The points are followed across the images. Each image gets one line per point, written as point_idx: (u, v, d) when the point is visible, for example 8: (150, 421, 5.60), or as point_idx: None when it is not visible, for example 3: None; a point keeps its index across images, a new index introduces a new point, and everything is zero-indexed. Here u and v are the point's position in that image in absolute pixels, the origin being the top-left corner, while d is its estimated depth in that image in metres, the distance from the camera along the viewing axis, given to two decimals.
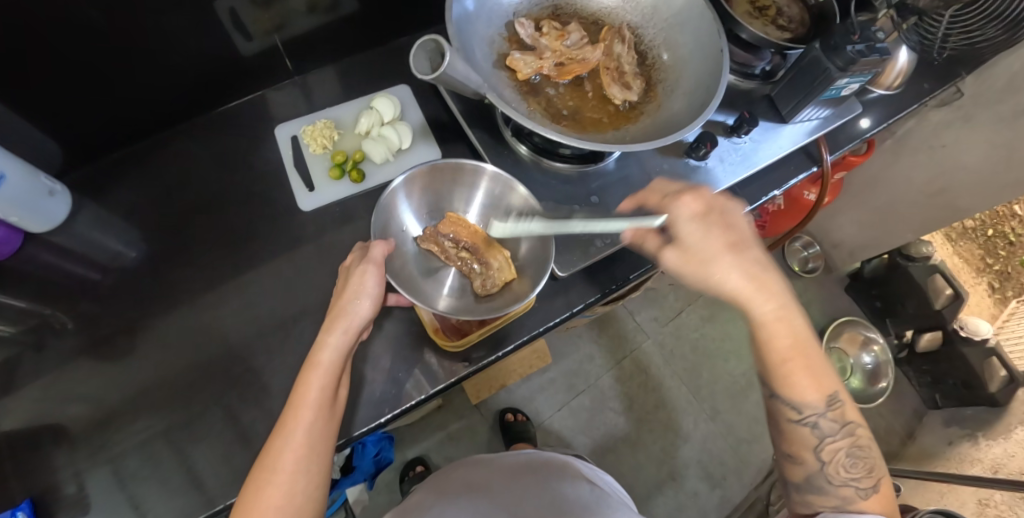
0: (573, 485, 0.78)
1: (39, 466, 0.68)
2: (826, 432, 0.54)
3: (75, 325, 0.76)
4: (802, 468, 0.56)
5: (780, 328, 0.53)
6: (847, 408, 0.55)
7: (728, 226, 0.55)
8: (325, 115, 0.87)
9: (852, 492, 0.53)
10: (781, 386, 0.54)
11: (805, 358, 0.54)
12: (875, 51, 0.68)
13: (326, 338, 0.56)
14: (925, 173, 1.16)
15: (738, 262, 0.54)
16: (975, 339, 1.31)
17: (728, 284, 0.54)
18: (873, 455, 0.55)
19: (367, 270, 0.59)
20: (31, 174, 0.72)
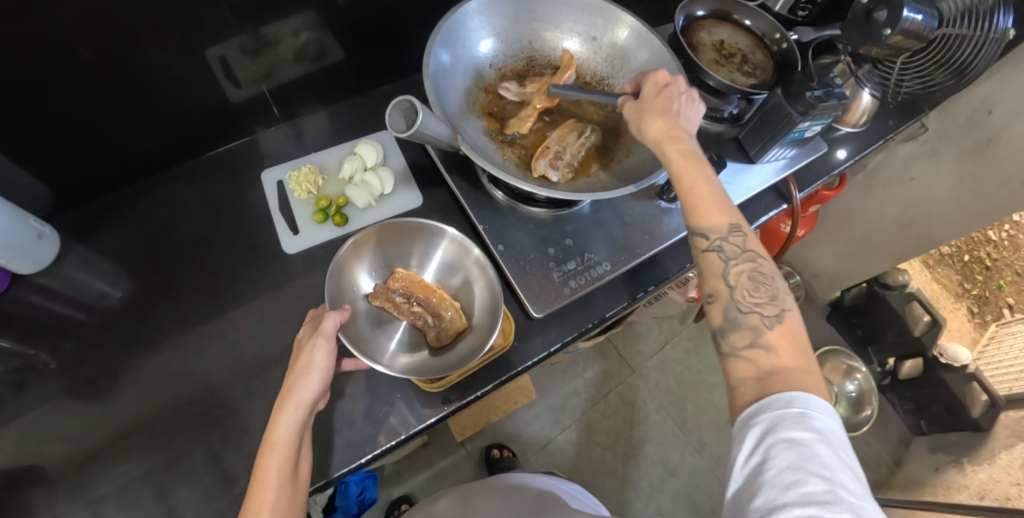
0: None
1: (13, 511, 0.68)
2: (732, 256, 0.55)
3: (58, 366, 0.76)
4: (717, 302, 0.55)
5: (691, 163, 0.58)
6: (752, 239, 0.56)
7: (675, 94, 0.63)
8: (311, 159, 0.89)
9: (758, 319, 0.52)
10: (692, 214, 0.57)
11: (710, 189, 0.57)
12: (833, 96, 0.72)
13: (278, 417, 0.56)
14: (897, 204, 1.20)
15: (672, 118, 0.61)
16: (956, 365, 1.33)
17: (654, 126, 0.61)
18: (780, 285, 0.54)
19: (316, 345, 0.59)
20: (22, 216, 0.74)
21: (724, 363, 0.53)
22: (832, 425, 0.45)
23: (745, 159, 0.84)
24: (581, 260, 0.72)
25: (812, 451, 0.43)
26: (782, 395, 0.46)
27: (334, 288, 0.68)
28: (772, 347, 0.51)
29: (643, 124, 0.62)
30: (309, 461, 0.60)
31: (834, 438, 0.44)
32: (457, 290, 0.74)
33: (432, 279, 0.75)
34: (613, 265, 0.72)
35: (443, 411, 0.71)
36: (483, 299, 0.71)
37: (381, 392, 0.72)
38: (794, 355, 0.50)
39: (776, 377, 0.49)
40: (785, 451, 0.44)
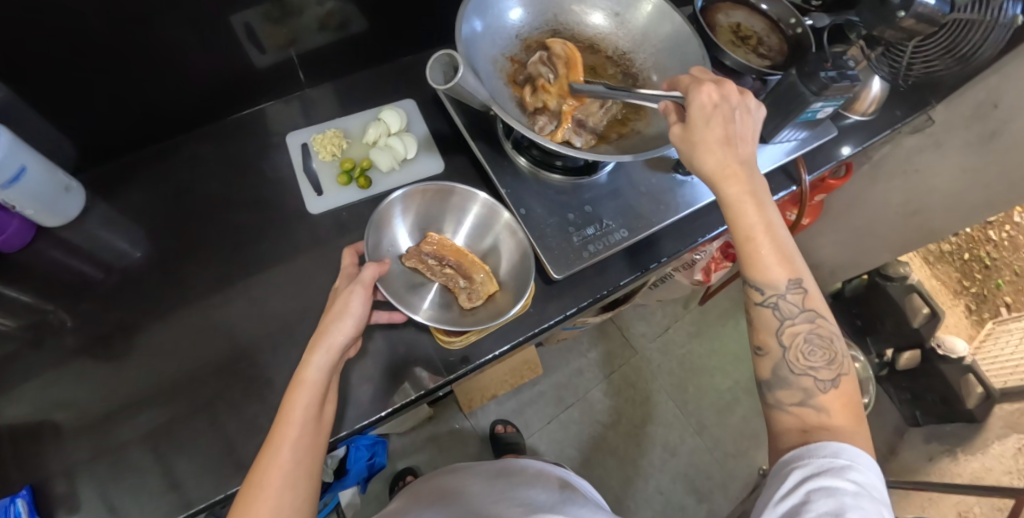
0: (527, 506, 0.70)
1: (35, 457, 0.70)
2: (787, 316, 0.56)
3: (80, 320, 0.78)
4: (767, 358, 0.57)
5: (745, 209, 0.57)
6: (811, 297, 0.56)
7: (731, 119, 0.59)
8: (335, 124, 0.91)
9: (812, 383, 0.55)
10: (748, 268, 0.57)
11: (770, 241, 0.57)
12: (846, 78, 0.74)
13: (310, 357, 0.59)
14: (900, 196, 1.22)
15: (726, 152, 0.58)
16: (952, 357, 1.36)
17: (708, 161, 0.58)
18: (837, 348, 0.56)
19: (354, 291, 0.62)
20: (50, 169, 0.76)
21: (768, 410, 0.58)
22: (873, 483, 0.48)
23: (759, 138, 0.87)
24: (600, 226, 0.74)
25: (851, 502, 0.46)
26: (828, 445, 0.50)
27: (371, 245, 0.70)
28: (824, 408, 0.54)
29: (694, 158, 0.59)
30: (333, 406, 0.62)
31: (872, 494, 0.47)
32: (486, 253, 0.77)
33: (462, 243, 0.77)
34: (630, 232, 0.75)
35: (461, 370, 0.73)
36: (511, 259, 0.74)
37: (399, 349, 0.74)
38: (844, 415, 0.53)
39: (823, 431, 0.52)
40: (826, 498, 0.46)
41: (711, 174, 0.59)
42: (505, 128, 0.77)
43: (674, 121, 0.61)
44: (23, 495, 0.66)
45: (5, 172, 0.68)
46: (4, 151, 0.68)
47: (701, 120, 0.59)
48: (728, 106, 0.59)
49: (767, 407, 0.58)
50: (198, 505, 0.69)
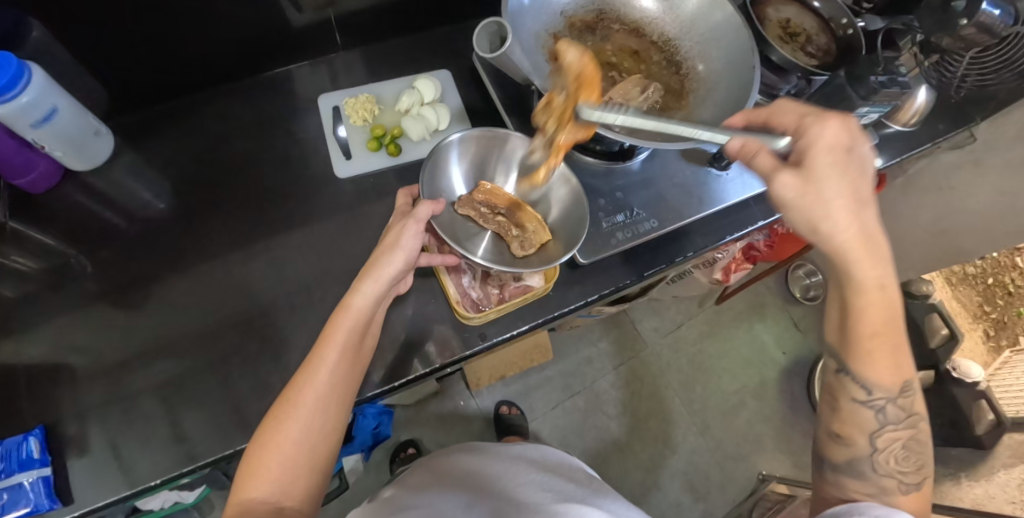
0: (559, 493, 0.64)
1: (49, 397, 0.71)
2: (888, 420, 0.56)
3: (101, 266, 0.79)
4: (850, 450, 0.57)
5: (884, 290, 0.52)
6: (913, 401, 0.56)
7: (857, 170, 0.53)
8: (368, 89, 0.90)
9: (894, 483, 0.55)
10: (859, 362, 0.55)
11: (886, 335, 0.53)
12: (897, 84, 0.71)
13: (358, 286, 0.61)
14: (931, 212, 1.19)
15: (851, 218, 0.52)
16: (966, 381, 1.33)
17: (848, 232, 0.52)
18: (925, 454, 0.56)
19: (406, 226, 0.63)
20: (81, 112, 0.76)
21: (826, 490, 0.59)
22: None
23: None
24: (630, 214, 0.73)
25: None
26: (880, 510, 0.50)
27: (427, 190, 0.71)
28: (895, 501, 0.54)
29: (830, 221, 0.52)
30: (372, 340, 0.65)
31: None
32: (538, 201, 0.77)
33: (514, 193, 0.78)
34: (659, 223, 0.73)
35: (478, 346, 0.73)
36: (563, 206, 0.74)
37: (417, 321, 0.74)
38: (917, 507, 0.55)
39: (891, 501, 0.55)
40: None
41: (839, 245, 0.52)
42: None
43: (784, 173, 0.53)
44: (36, 434, 0.67)
45: (35, 112, 0.68)
46: (35, 92, 0.67)
47: (827, 164, 0.52)
48: (849, 154, 0.53)
49: (828, 484, 0.59)
50: (205, 459, 0.70)
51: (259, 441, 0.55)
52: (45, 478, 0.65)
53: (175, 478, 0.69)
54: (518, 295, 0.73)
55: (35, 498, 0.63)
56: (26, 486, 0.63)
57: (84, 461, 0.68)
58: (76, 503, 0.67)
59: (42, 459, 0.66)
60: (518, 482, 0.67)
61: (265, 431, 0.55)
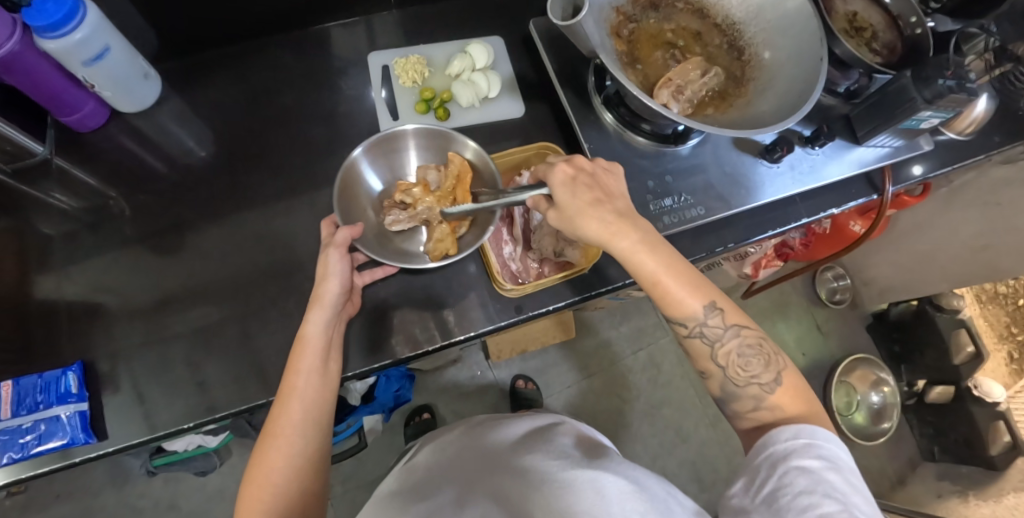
0: (564, 455, 0.55)
1: (90, 333, 0.73)
2: (715, 339, 0.58)
3: (144, 209, 0.80)
4: (713, 380, 0.60)
5: (642, 259, 0.57)
6: (728, 311, 0.58)
7: (593, 182, 0.58)
8: (418, 51, 0.89)
9: (757, 389, 0.57)
10: (667, 306, 0.59)
11: (668, 281, 0.57)
12: (966, 90, 0.67)
13: (308, 316, 0.62)
14: (974, 227, 1.16)
15: (603, 212, 0.57)
16: (987, 401, 1.34)
17: (591, 227, 0.57)
18: (766, 347, 0.58)
19: (329, 254, 0.63)
20: (131, 54, 0.76)
21: (733, 420, 0.61)
22: (838, 455, 0.52)
23: (851, 139, 0.81)
24: (678, 199, 0.72)
25: (823, 479, 0.49)
26: (789, 429, 0.53)
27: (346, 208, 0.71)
28: (774, 407, 0.56)
29: (579, 230, 0.57)
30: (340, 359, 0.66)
31: (839, 467, 0.50)
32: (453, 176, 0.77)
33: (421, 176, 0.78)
34: (706, 211, 0.73)
35: (516, 317, 0.74)
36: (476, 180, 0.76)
37: (455, 289, 0.75)
38: (796, 407, 0.56)
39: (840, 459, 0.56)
40: (800, 477, 0.50)
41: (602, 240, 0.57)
42: (597, 82, 0.75)
43: (546, 210, 0.59)
44: (74, 370, 0.69)
45: (88, 51, 0.68)
46: (89, 29, 0.67)
47: (561, 188, 0.58)
48: (588, 175, 0.59)
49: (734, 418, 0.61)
50: (234, 408, 0.71)
51: (250, 475, 0.59)
52: (82, 412, 0.67)
53: (206, 422, 0.71)
54: (557, 269, 0.76)
55: (71, 431, 0.66)
56: (63, 419, 0.66)
57: (119, 398, 0.70)
58: (110, 438, 0.69)
59: (79, 395, 0.68)
60: (543, 432, 0.62)
61: (253, 463, 0.59)
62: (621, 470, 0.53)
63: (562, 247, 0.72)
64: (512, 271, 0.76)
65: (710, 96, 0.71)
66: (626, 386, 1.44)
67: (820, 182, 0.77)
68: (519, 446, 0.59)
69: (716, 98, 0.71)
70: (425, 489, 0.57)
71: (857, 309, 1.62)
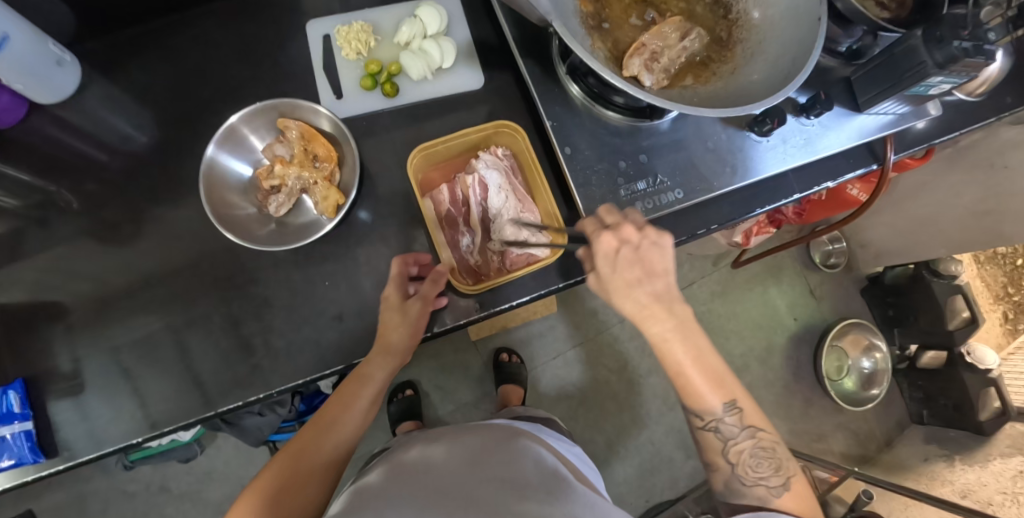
0: (515, 482, 0.51)
1: (28, 347, 0.68)
2: (728, 437, 0.58)
3: (77, 205, 0.72)
4: (720, 474, 0.60)
5: (674, 344, 0.57)
6: (747, 412, 0.58)
7: (641, 262, 0.57)
8: (363, 14, 0.78)
9: (764, 490, 0.58)
10: (686, 396, 0.59)
11: (694, 373, 0.57)
12: (983, 53, 0.59)
13: (378, 361, 0.63)
14: (977, 191, 1.10)
15: (647, 294, 0.56)
16: (980, 367, 1.32)
17: (625, 305, 0.57)
18: (778, 451, 0.58)
19: (411, 304, 0.63)
20: (39, 37, 0.66)
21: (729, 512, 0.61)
22: None
23: (851, 106, 0.73)
24: (652, 182, 0.65)
25: None
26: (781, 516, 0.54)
27: (228, 221, 0.69)
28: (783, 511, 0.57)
29: (613, 303, 0.58)
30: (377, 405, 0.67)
31: None
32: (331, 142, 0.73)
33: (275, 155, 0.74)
34: (685, 193, 0.66)
35: (472, 316, 0.67)
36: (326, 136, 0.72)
37: None
38: (802, 514, 0.57)
39: None
40: None
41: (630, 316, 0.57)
42: (561, 47, 0.66)
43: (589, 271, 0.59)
44: (15, 388, 0.64)
45: None
46: None
47: (620, 266, 0.57)
48: (635, 249, 0.57)
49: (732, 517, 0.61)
50: (189, 418, 0.67)
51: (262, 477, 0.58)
52: (28, 432, 0.63)
53: (160, 434, 0.67)
54: (521, 262, 0.69)
55: (19, 451, 0.63)
56: (8, 440, 0.62)
57: (65, 416, 0.66)
58: (60, 457, 0.65)
59: (23, 414, 0.64)
60: (505, 445, 0.58)
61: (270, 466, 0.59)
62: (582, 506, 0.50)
63: (525, 239, 0.68)
64: (471, 265, 0.71)
65: (689, 63, 0.62)
66: (613, 356, 1.40)
67: (815, 155, 0.70)
68: (477, 465, 0.54)
69: (696, 66, 0.63)
70: (372, 495, 0.51)
71: (852, 271, 1.57)
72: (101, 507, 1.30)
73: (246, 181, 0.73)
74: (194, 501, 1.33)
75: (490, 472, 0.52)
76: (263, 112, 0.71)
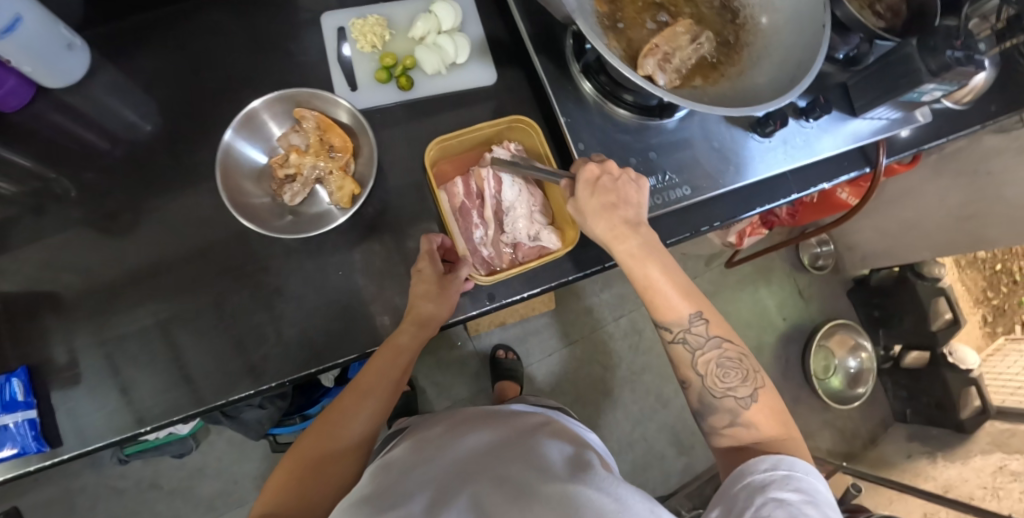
0: (541, 466, 0.51)
1: (31, 335, 0.67)
2: (695, 347, 0.59)
3: (82, 194, 0.72)
4: (691, 389, 0.60)
5: (643, 262, 0.59)
6: (715, 323, 0.59)
7: (614, 190, 0.60)
8: (377, 8, 0.79)
9: (732, 401, 0.58)
10: (654, 309, 0.60)
11: (662, 285, 0.59)
12: (974, 62, 0.61)
13: (411, 327, 0.63)
14: (961, 196, 1.14)
15: (614, 215, 0.59)
16: (960, 367, 1.37)
17: (596, 227, 0.59)
18: (745, 362, 0.59)
19: (450, 281, 0.64)
20: (50, 22, 0.66)
21: (710, 437, 0.61)
22: (814, 485, 0.51)
23: (847, 110, 0.76)
24: (662, 179, 0.68)
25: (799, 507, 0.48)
26: (766, 459, 0.52)
27: (242, 207, 0.69)
28: (751, 423, 0.57)
29: (586, 226, 0.60)
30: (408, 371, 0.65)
31: (817, 499, 0.49)
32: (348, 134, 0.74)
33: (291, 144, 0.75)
34: (692, 191, 0.68)
35: (488, 306, 0.70)
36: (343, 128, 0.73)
37: None
38: (772, 426, 0.57)
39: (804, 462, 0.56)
40: (777, 509, 0.48)
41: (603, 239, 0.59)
42: (575, 46, 0.68)
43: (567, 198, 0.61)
44: (18, 376, 0.64)
45: None
46: None
47: (589, 195, 0.59)
48: (609, 179, 0.60)
49: (707, 435, 0.61)
50: (195, 408, 0.67)
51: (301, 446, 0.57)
52: (31, 420, 0.63)
53: (167, 424, 0.67)
54: (532, 255, 0.72)
55: (22, 441, 0.62)
56: (11, 429, 0.62)
57: (70, 404, 0.66)
58: (65, 446, 0.65)
59: (26, 402, 0.63)
60: (531, 435, 0.58)
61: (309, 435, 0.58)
62: (606, 486, 0.49)
63: (537, 231, 0.71)
64: (484, 257, 0.71)
65: (698, 63, 0.64)
66: (607, 353, 1.42)
67: (814, 157, 0.73)
68: (501, 450, 0.55)
69: (705, 67, 0.65)
70: (397, 486, 0.51)
71: (839, 273, 1.61)
72: (89, 503, 1.28)
73: (261, 168, 0.74)
74: (185, 497, 1.31)
75: (511, 460, 0.52)
76: (282, 101, 0.72)
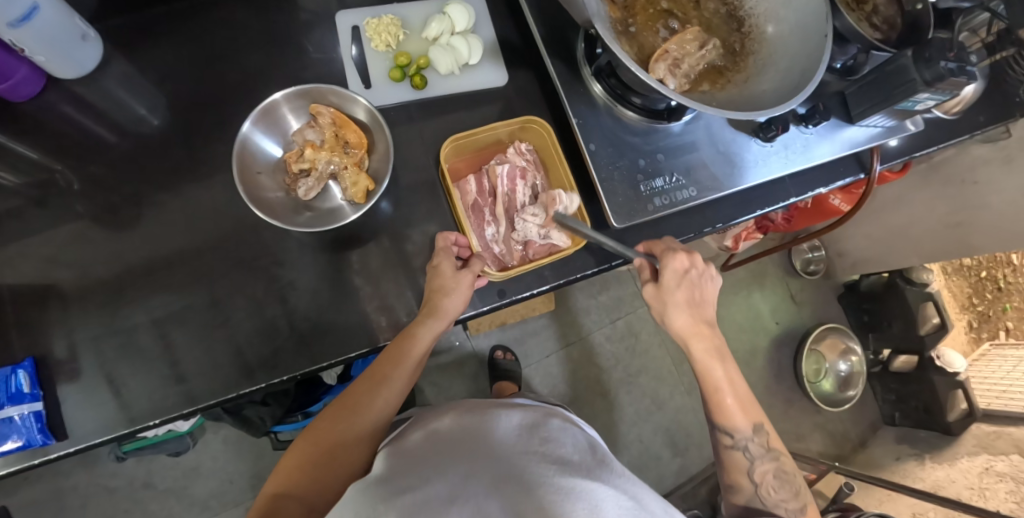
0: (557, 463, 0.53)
1: (37, 326, 0.67)
2: (755, 457, 0.63)
3: (91, 186, 0.72)
4: (740, 494, 0.64)
5: (713, 368, 0.64)
6: (772, 437, 0.64)
7: (693, 288, 0.66)
8: (390, 8, 0.80)
9: (782, 512, 0.62)
10: (716, 413, 0.65)
11: (732, 393, 0.64)
12: (966, 74, 0.64)
13: (427, 321, 0.64)
14: (949, 204, 1.17)
15: (693, 316, 0.66)
16: (947, 370, 1.39)
17: (678, 320, 0.66)
18: (795, 478, 0.63)
19: (463, 276, 0.65)
20: (65, 13, 0.67)
21: None
22: None
23: (844, 118, 0.78)
24: (669, 180, 0.69)
25: None
26: None
27: (258, 199, 0.70)
28: None
29: (666, 317, 0.66)
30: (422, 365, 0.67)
31: None
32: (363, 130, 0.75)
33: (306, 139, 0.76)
34: (697, 192, 0.70)
35: (498, 302, 0.71)
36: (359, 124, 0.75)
37: None
38: None
39: None
40: None
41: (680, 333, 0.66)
42: (587, 50, 0.70)
43: (647, 281, 0.67)
44: (25, 368, 0.64)
45: (13, 11, 0.59)
46: None
47: (677, 290, 0.65)
48: (694, 278, 0.66)
49: None
50: (205, 402, 0.68)
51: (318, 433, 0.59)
52: (37, 412, 0.63)
53: (175, 416, 0.67)
54: (543, 253, 0.74)
55: (28, 432, 0.62)
56: (17, 421, 0.62)
57: (77, 397, 0.66)
58: (71, 438, 0.65)
59: (33, 394, 0.63)
60: (541, 428, 0.59)
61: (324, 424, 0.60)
62: (617, 484, 0.52)
63: (548, 230, 0.72)
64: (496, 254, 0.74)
65: (705, 69, 0.67)
66: (604, 355, 1.44)
67: (812, 162, 0.76)
68: (513, 440, 0.56)
69: (711, 73, 0.67)
70: (410, 468, 0.52)
71: (831, 279, 1.64)
72: (80, 503, 1.27)
73: (275, 161, 0.74)
74: (179, 497, 1.30)
75: (526, 454, 0.53)
76: (300, 96, 0.73)
